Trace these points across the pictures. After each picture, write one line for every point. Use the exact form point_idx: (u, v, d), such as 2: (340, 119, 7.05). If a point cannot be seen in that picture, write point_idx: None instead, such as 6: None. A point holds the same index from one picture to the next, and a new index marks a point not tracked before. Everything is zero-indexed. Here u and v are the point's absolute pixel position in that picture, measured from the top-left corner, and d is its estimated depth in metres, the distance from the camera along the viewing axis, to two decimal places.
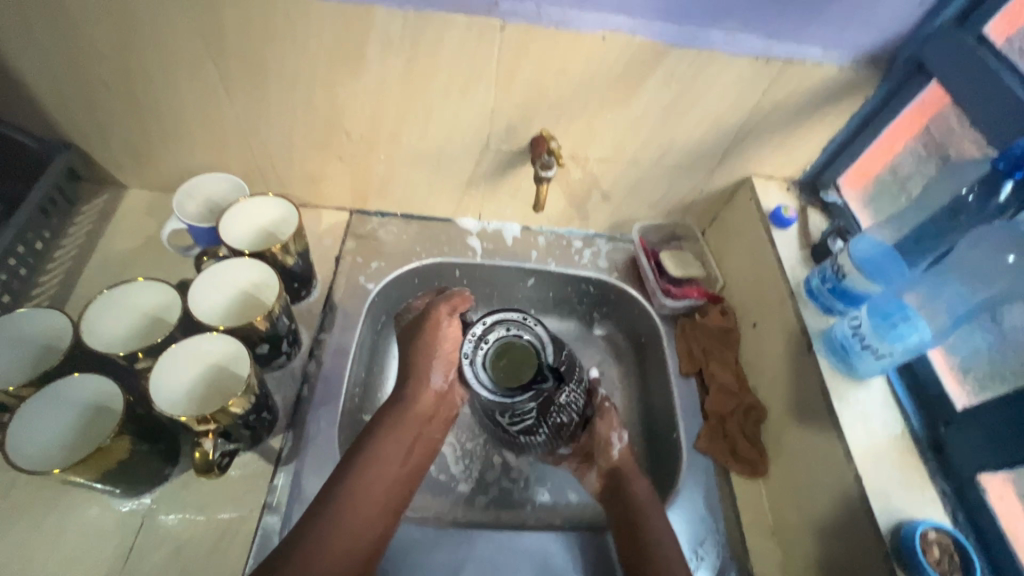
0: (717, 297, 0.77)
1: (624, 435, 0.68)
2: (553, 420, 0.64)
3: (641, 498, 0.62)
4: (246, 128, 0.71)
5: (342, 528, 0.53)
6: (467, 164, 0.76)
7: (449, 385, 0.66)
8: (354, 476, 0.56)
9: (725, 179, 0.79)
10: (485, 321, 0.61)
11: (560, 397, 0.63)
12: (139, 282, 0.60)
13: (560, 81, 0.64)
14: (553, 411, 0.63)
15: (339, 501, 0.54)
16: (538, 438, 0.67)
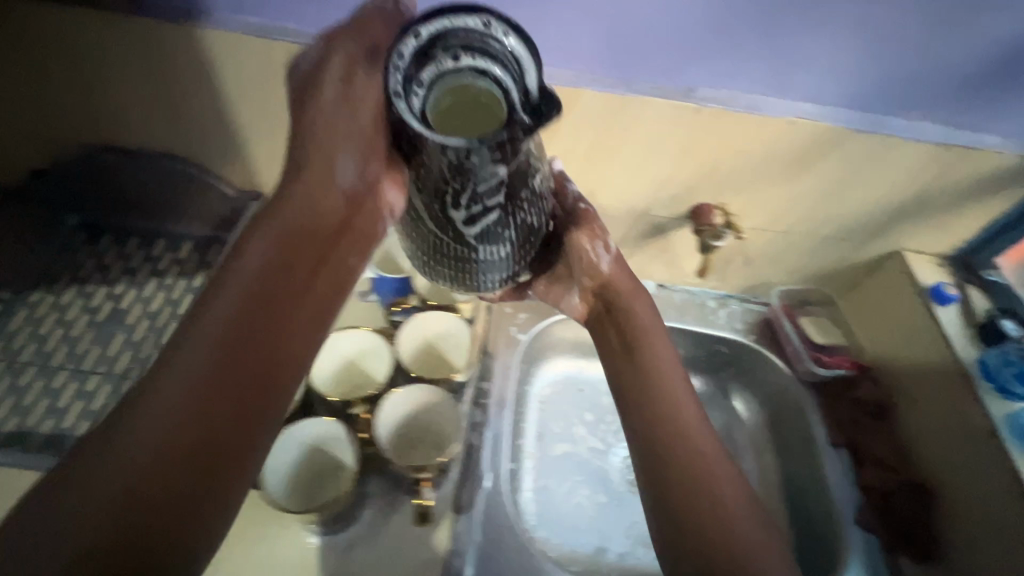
0: (866, 367, 0.78)
1: (610, 244, 0.61)
2: (523, 219, 0.48)
3: (655, 367, 0.56)
4: None
5: (272, 335, 0.44)
6: (623, 226, 0.80)
7: (368, 183, 0.50)
8: (268, 253, 0.46)
9: (873, 251, 0.80)
10: (410, 32, 0.40)
11: (530, 182, 0.46)
12: (355, 332, 0.71)
13: (736, 159, 0.68)
14: (523, 203, 0.47)
15: (270, 313, 0.45)
16: (502, 248, 0.49)
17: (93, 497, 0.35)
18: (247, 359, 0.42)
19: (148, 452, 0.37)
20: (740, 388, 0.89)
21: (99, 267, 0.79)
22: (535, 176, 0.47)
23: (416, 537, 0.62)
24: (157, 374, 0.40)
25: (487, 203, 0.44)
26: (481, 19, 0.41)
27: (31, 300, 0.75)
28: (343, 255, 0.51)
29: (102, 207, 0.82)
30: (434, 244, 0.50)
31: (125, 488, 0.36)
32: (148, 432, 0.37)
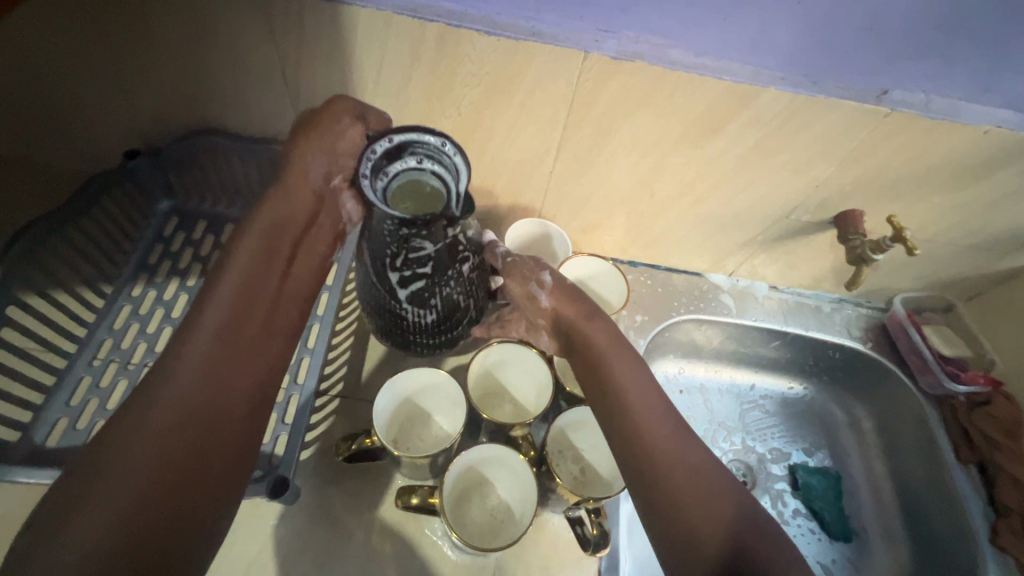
0: (998, 384, 0.76)
1: (545, 277, 0.58)
2: (449, 292, 0.53)
3: (634, 404, 0.51)
4: (555, 182, 0.72)
5: (257, 304, 0.48)
6: (757, 228, 0.75)
7: (334, 186, 0.55)
8: (249, 244, 0.49)
9: (1014, 262, 0.77)
10: (391, 139, 0.45)
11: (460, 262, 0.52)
12: (504, 344, 0.63)
13: (908, 165, 0.63)
14: (450, 278, 0.52)
15: (248, 282, 0.48)
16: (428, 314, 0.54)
17: (139, 459, 0.38)
18: (246, 327, 0.47)
19: (175, 414, 0.40)
20: (847, 395, 0.89)
21: (196, 256, 0.76)
22: (467, 261, 0.53)
23: (568, 556, 0.59)
24: (190, 355, 0.43)
25: (415, 270, 0.49)
26: (441, 138, 0.46)
27: (133, 294, 0.72)
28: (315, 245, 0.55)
29: (190, 190, 0.78)
30: (376, 299, 0.55)
31: (161, 452, 0.39)
32: (171, 398, 0.41)
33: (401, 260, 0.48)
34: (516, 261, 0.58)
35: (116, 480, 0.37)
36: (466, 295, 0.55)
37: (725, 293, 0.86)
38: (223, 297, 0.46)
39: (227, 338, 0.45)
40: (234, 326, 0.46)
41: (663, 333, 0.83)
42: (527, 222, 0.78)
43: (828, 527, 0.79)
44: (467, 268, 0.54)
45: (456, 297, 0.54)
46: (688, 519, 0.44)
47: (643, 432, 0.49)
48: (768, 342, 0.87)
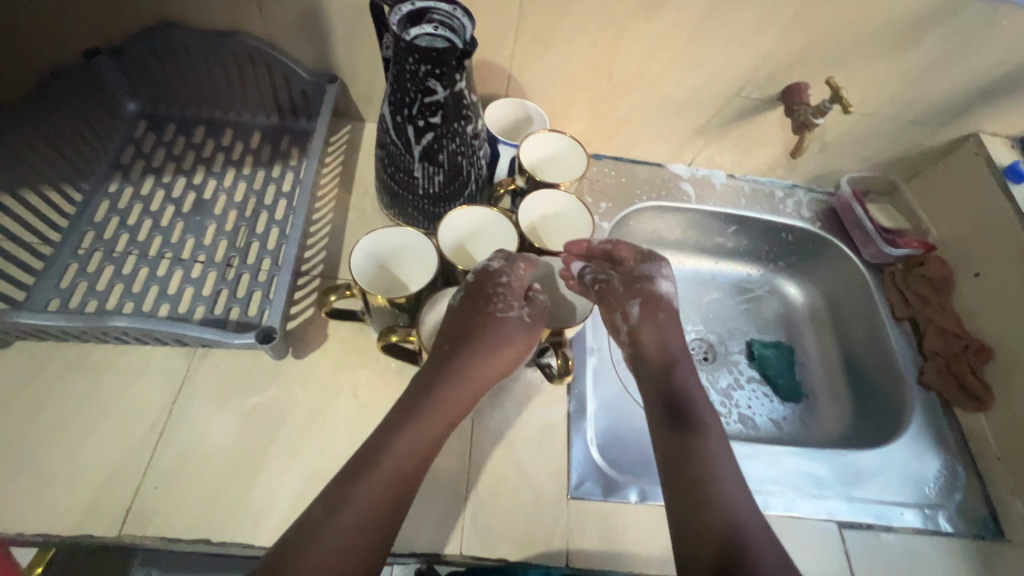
0: (931, 248, 0.83)
1: (631, 313, 0.65)
2: (457, 148, 0.62)
3: (704, 450, 0.52)
4: (517, 67, 0.74)
5: (466, 389, 0.56)
6: (711, 110, 0.79)
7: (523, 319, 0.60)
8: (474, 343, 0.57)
9: (949, 134, 0.82)
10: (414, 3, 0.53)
11: (466, 122, 0.60)
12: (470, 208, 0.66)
13: (846, 30, 0.67)
14: (458, 137, 0.61)
15: (471, 371, 0.56)
16: (437, 169, 0.63)
17: (360, 511, 0.46)
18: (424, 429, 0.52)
19: (395, 478, 0.48)
20: (797, 278, 0.96)
21: (169, 155, 0.77)
22: (469, 121, 0.61)
23: (539, 402, 0.66)
24: (416, 422, 0.52)
25: (427, 120, 0.58)
26: (452, 6, 0.54)
27: (110, 191, 0.73)
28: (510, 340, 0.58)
29: (156, 93, 0.78)
30: (392, 155, 0.64)
31: (378, 501, 0.47)
32: (391, 462, 0.49)
33: (417, 107, 0.57)
34: (608, 287, 0.63)
35: (333, 533, 0.44)
36: (470, 159, 0.64)
37: (685, 182, 0.90)
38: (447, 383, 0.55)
39: (439, 410, 0.54)
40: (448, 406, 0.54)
41: (626, 220, 0.87)
42: (517, 103, 0.76)
43: (779, 390, 0.87)
44: (470, 129, 0.62)
45: (463, 158, 0.64)
46: (704, 525, 0.47)
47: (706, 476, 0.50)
48: (726, 229, 0.92)
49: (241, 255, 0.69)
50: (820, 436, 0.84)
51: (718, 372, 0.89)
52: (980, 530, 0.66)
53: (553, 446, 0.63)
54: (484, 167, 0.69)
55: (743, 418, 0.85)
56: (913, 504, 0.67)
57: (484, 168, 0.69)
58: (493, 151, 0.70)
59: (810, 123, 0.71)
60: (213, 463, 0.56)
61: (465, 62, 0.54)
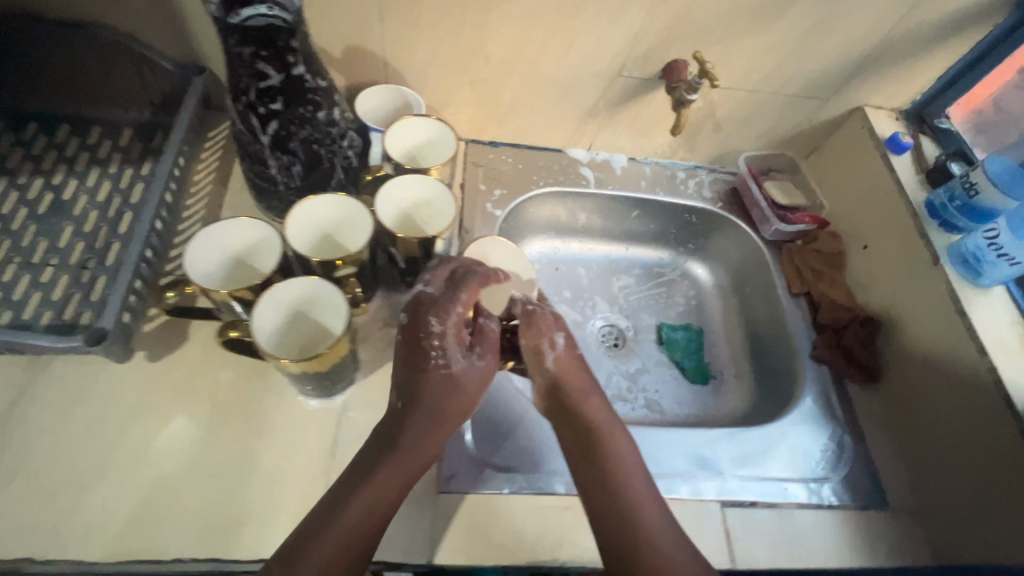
0: (824, 223, 0.83)
1: (558, 340, 0.61)
2: (310, 136, 0.60)
3: (636, 507, 0.50)
4: (389, 53, 0.72)
5: (437, 427, 0.53)
6: (596, 91, 0.78)
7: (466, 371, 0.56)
8: (439, 378, 0.54)
9: (835, 109, 0.82)
10: None
11: (315, 106, 0.58)
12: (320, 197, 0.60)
13: (709, 4, 0.66)
14: (308, 123, 0.59)
15: (429, 419, 0.52)
16: (294, 159, 0.61)
17: (326, 550, 0.46)
18: (400, 468, 0.50)
19: (359, 524, 0.47)
20: (705, 260, 0.95)
21: (28, 155, 0.73)
22: (319, 107, 0.59)
23: None
24: (380, 470, 0.50)
25: (268, 107, 0.56)
26: None
27: None
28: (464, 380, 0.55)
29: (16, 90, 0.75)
30: (245, 147, 0.61)
31: (346, 539, 0.46)
32: (360, 506, 0.48)
33: (253, 93, 0.54)
34: (535, 312, 0.62)
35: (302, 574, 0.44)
36: (328, 147, 0.62)
37: (585, 167, 0.89)
38: (414, 419, 0.52)
39: (406, 450, 0.51)
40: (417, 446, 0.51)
41: (522, 207, 0.85)
42: (392, 89, 0.74)
43: (686, 372, 0.87)
44: (323, 116, 0.60)
45: (320, 147, 0.62)
46: None
47: (617, 479, 0.52)
48: (629, 214, 0.91)
49: (98, 256, 0.66)
50: (726, 417, 0.83)
51: (626, 359, 0.88)
52: (864, 501, 0.65)
53: None
54: (352, 156, 0.67)
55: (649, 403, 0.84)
56: (800, 480, 0.66)
57: (354, 155, 0.67)
58: (363, 138, 0.68)
59: (685, 99, 0.71)
60: (47, 475, 0.53)
61: (293, 44, 0.52)
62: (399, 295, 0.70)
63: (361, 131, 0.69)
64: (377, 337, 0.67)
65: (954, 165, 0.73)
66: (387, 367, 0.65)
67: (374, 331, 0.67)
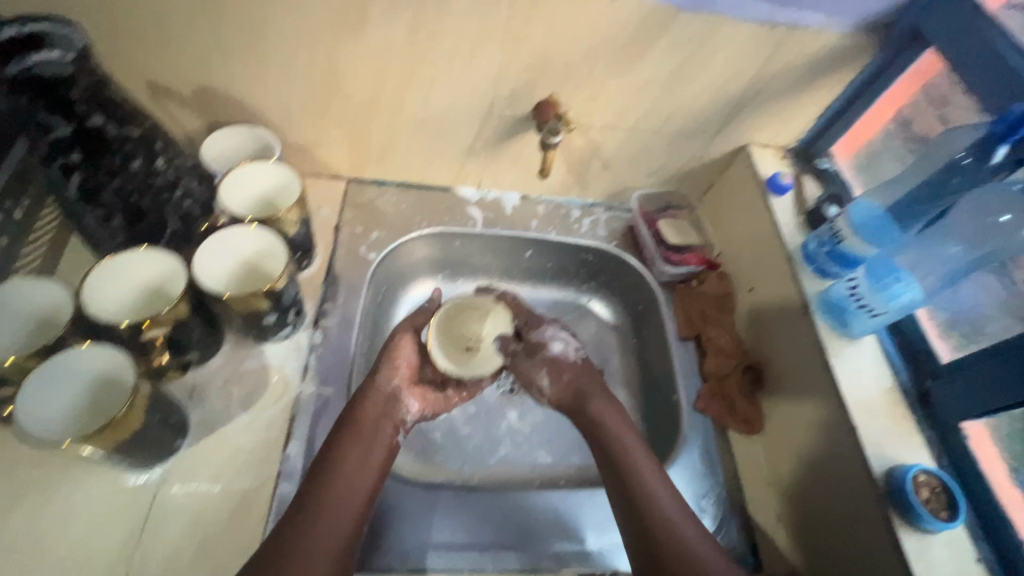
0: (714, 264, 0.80)
1: (545, 380, 0.69)
2: (127, 186, 0.55)
3: (654, 498, 0.56)
4: (242, 94, 0.68)
5: (370, 438, 0.58)
6: (470, 131, 0.75)
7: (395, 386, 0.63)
8: (370, 391, 0.61)
9: (722, 148, 0.80)
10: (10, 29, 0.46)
11: (124, 154, 0.54)
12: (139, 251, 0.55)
13: (567, 47, 0.64)
14: (121, 174, 0.54)
15: (373, 407, 0.60)
16: (113, 211, 0.56)
17: (327, 536, 0.51)
18: (361, 457, 0.56)
19: (326, 536, 0.51)
20: (606, 299, 0.89)
21: None
22: (132, 155, 0.54)
23: (244, 464, 0.59)
24: (339, 457, 0.56)
25: (66, 159, 0.51)
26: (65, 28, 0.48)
27: None
28: (382, 380, 0.62)
29: None
30: (62, 202, 0.57)
31: (343, 524, 0.52)
32: (342, 486, 0.54)
33: (43, 146, 0.50)
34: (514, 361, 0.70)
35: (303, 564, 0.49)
36: (152, 197, 0.58)
37: (473, 206, 0.86)
38: (354, 438, 0.57)
39: (354, 465, 0.56)
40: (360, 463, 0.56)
41: (403, 249, 0.81)
42: (247, 130, 0.69)
43: None
44: (140, 165, 0.56)
45: (142, 197, 0.57)
46: None
47: (626, 470, 0.58)
48: (524, 254, 0.88)
49: None
50: None
51: (518, 408, 0.84)
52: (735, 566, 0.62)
53: (251, 514, 0.56)
54: (193, 204, 0.62)
55: (536, 454, 0.81)
56: None
57: (192, 204, 0.62)
58: (202, 185, 0.63)
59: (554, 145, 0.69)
60: None
61: (80, 93, 0.48)
62: (246, 350, 0.65)
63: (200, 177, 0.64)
64: (214, 397, 0.62)
65: (830, 208, 0.71)
66: (220, 431, 0.60)
67: (211, 391, 0.62)
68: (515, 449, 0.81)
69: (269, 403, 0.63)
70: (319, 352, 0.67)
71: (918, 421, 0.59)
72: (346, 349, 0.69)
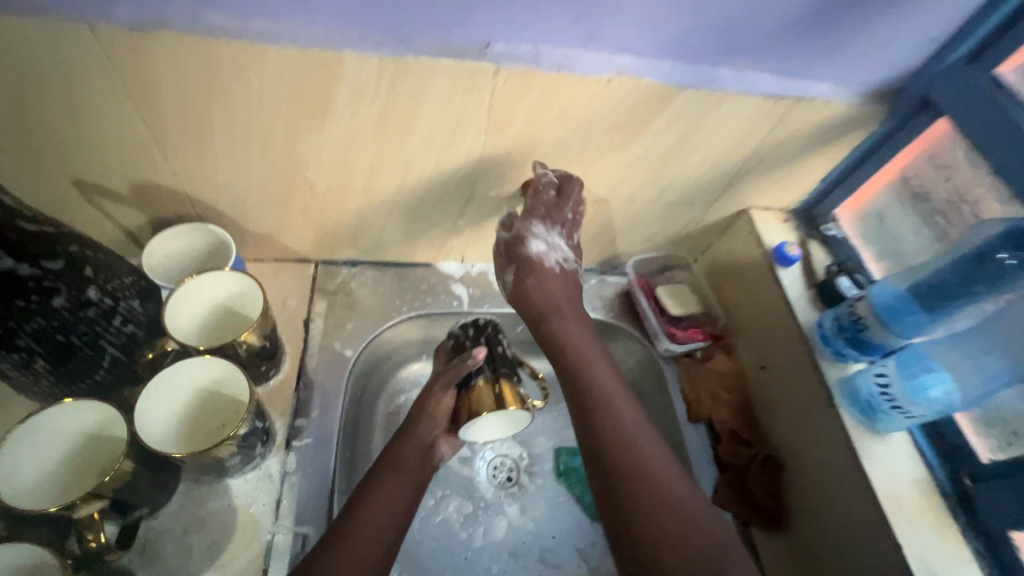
0: (720, 337, 0.75)
1: (548, 248, 0.63)
2: (54, 328, 0.47)
3: (651, 485, 0.49)
4: (189, 188, 0.60)
5: (409, 468, 0.59)
6: (452, 211, 0.68)
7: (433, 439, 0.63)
8: (411, 433, 0.62)
9: (721, 212, 0.75)
10: None
11: (44, 293, 0.46)
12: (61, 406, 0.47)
13: (557, 127, 0.58)
14: (45, 317, 0.47)
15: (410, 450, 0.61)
16: (43, 357, 0.48)
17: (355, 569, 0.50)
18: (394, 497, 0.56)
19: (360, 551, 0.51)
20: None
21: None
22: (55, 292, 0.47)
23: None
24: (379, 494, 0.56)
25: None
26: None
27: None
28: (423, 429, 0.62)
29: None
30: None
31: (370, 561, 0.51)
32: (376, 519, 0.54)
33: None
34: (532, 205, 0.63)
35: None
36: (87, 334, 0.50)
37: (457, 283, 0.78)
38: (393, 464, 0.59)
39: (382, 506, 0.55)
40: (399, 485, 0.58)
41: (382, 339, 0.74)
42: (197, 228, 0.60)
43: (588, 509, 0.77)
44: (67, 301, 0.48)
45: (69, 336, 0.49)
46: None
47: (620, 440, 0.52)
48: (515, 329, 0.81)
49: None
50: None
51: (518, 502, 0.77)
52: None
53: None
54: (138, 330, 0.54)
55: (542, 554, 0.74)
56: None
57: (136, 327, 0.54)
58: (143, 302, 0.55)
59: (532, 232, 0.63)
60: None
61: None
62: (206, 488, 0.56)
63: (142, 295, 0.56)
64: (171, 554, 0.53)
65: (843, 281, 0.66)
66: None
67: (167, 546, 0.53)
68: (518, 551, 0.74)
69: (237, 553, 0.54)
70: (292, 481, 0.59)
71: (960, 526, 0.54)
72: (324, 473, 0.60)
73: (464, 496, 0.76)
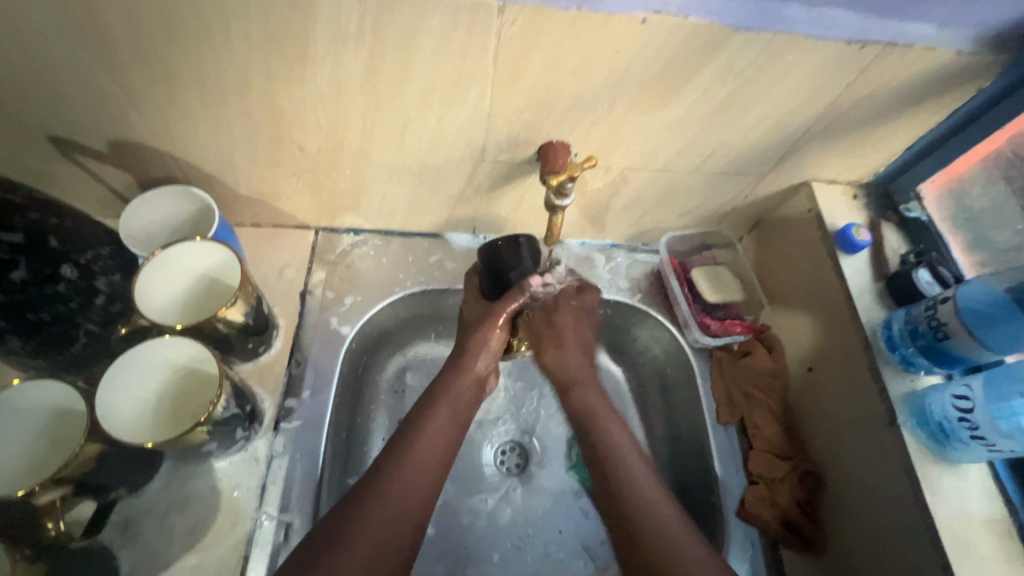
0: (762, 329, 0.66)
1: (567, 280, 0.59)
2: (12, 307, 0.45)
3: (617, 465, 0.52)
4: (168, 146, 0.54)
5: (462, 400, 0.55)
6: (460, 176, 0.60)
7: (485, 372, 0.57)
8: (466, 369, 0.56)
9: (776, 185, 0.63)
10: None
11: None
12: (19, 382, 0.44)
13: (578, 80, 0.48)
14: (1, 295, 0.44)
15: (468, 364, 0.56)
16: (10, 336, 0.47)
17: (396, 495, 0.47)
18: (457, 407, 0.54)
19: (423, 463, 0.49)
20: None
21: None
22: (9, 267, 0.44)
23: None
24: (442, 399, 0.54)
25: None
26: None
27: None
28: (479, 364, 0.56)
29: None
30: None
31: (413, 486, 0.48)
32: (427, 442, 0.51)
33: None
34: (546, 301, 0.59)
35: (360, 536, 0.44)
36: (50, 309, 0.47)
37: (467, 256, 0.71)
38: (432, 419, 0.52)
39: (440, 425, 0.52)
40: (418, 473, 0.49)
41: (384, 314, 0.68)
42: (178, 190, 0.55)
43: (599, 504, 0.71)
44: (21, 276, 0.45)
45: (39, 315, 0.47)
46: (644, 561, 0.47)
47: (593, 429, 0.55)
48: None
49: None
50: None
51: (525, 491, 0.72)
52: None
53: None
54: (110, 302, 0.52)
55: (548, 548, 0.68)
56: None
57: (121, 305, 0.53)
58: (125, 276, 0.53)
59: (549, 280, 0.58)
60: None
61: None
62: (190, 468, 0.54)
63: (122, 268, 0.53)
64: (152, 535, 0.51)
65: (922, 274, 0.56)
66: None
67: (147, 526, 0.51)
68: (521, 543, 0.68)
69: (218, 539, 0.51)
70: (280, 465, 0.55)
71: None
72: (313, 458, 0.56)
73: (467, 482, 0.71)
